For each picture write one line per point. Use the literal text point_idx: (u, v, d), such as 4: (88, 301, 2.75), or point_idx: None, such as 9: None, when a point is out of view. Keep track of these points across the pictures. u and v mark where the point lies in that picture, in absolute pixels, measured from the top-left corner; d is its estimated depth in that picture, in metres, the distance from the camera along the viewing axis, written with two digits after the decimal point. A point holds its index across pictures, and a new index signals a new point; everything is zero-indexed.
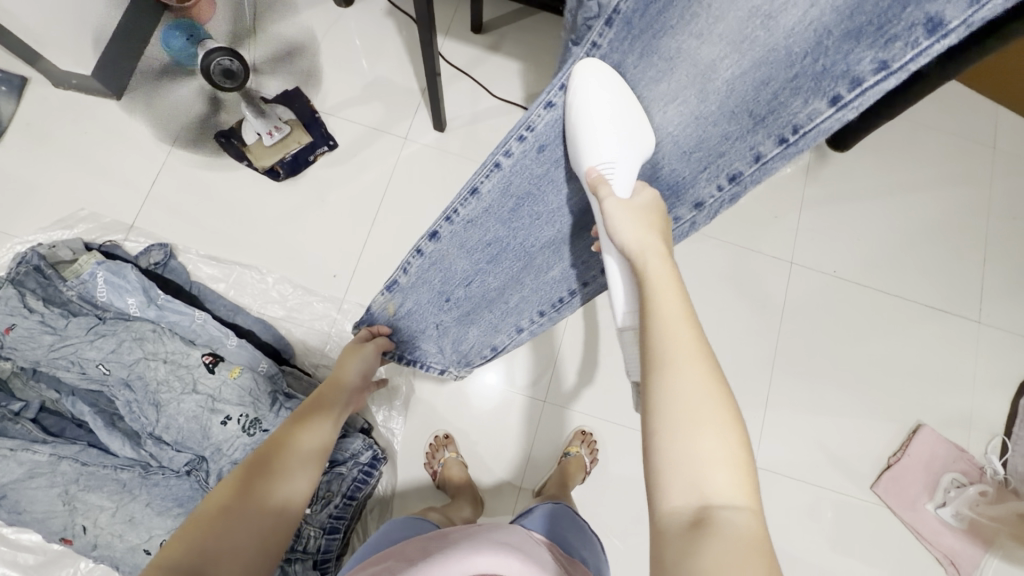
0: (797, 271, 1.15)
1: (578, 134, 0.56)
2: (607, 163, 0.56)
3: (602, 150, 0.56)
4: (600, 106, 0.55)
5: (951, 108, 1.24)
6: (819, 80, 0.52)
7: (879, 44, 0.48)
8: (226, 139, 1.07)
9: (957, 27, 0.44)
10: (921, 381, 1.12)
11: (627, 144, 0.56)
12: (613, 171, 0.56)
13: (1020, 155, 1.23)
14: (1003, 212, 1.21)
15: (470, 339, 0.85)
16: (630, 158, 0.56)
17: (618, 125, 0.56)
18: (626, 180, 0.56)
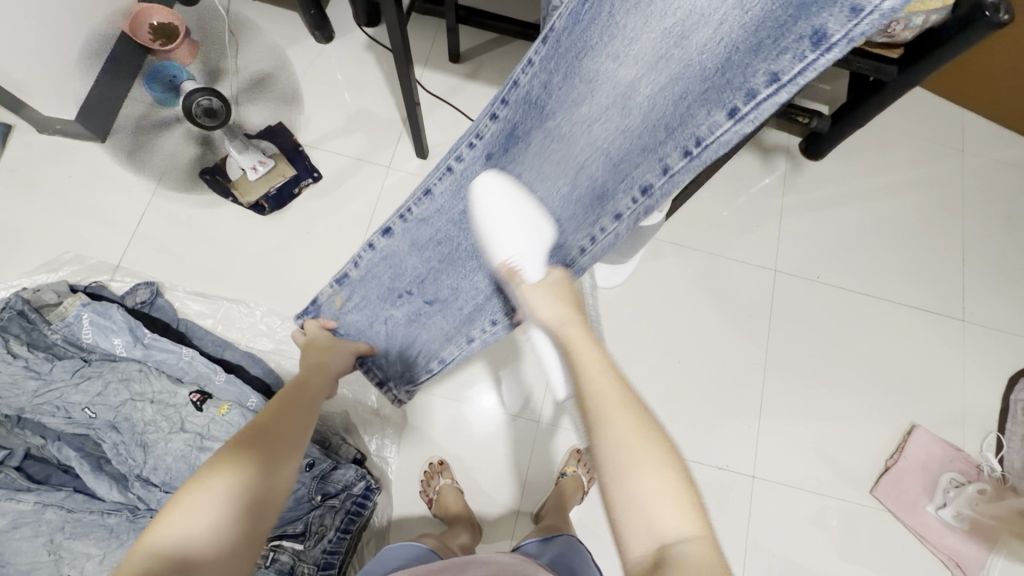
0: (781, 278, 1.16)
1: (490, 233, 0.67)
2: (515, 257, 0.65)
3: (514, 246, 0.65)
4: (504, 211, 0.66)
5: (918, 114, 1.28)
6: (722, 91, 0.54)
7: (772, 56, 0.50)
8: (211, 176, 1.08)
9: (839, 40, 0.47)
10: (912, 382, 1.13)
11: (534, 236, 0.66)
12: (522, 263, 0.65)
13: (987, 155, 1.27)
14: (977, 212, 1.24)
15: (419, 345, 0.84)
16: (532, 243, 0.65)
17: (515, 222, 0.66)
18: (535, 265, 0.64)
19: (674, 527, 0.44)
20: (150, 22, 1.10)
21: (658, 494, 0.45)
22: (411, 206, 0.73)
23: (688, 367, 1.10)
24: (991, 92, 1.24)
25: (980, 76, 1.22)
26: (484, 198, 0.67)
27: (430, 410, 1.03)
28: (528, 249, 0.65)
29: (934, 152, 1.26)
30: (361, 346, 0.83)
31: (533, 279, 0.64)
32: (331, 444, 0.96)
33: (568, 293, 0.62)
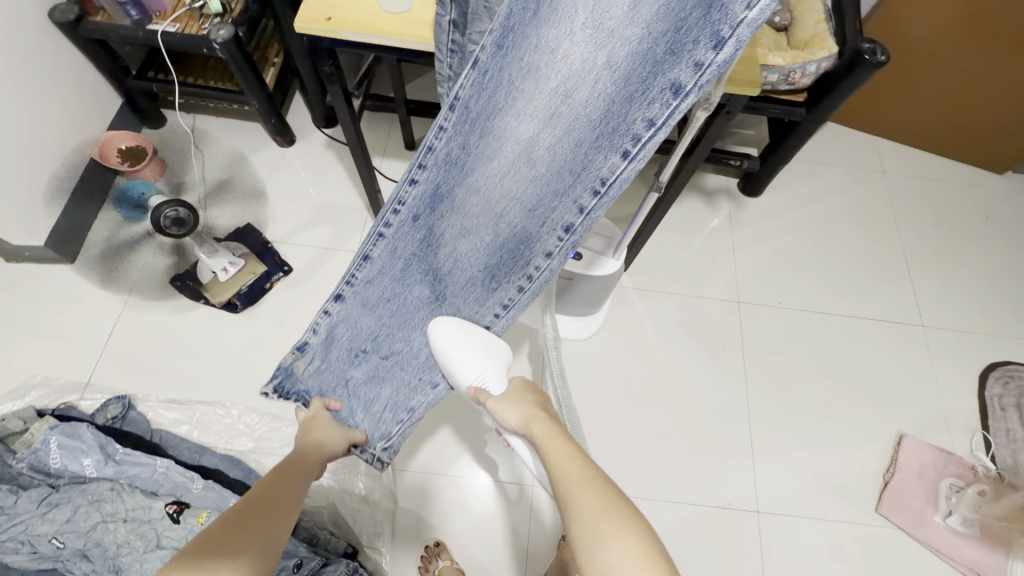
0: (746, 309, 1.21)
1: (453, 362, 0.74)
2: (477, 376, 0.73)
3: (472, 365, 0.73)
4: (461, 348, 0.74)
5: (836, 146, 1.41)
6: (611, 137, 0.58)
7: (644, 106, 0.55)
8: (181, 282, 1.10)
9: (692, 89, 0.51)
10: (891, 391, 1.16)
11: (489, 354, 0.74)
12: (485, 380, 0.73)
13: (907, 174, 1.40)
14: (910, 224, 1.33)
15: (383, 401, 0.80)
16: (494, 361, 0.75)
17: (478, 350, 0.74)
18: (497, 378, 0.74)
19: None
20: (119, 147, 1.16)
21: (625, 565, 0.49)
22: (353, 279, 0.77)
23: (673, 407, 1.11)
24: (894, 120, 1.38)
25: (881, 107, 1.37)
26: (444, 339, 0.74)
27: (421, 489, 1.00)
28: (487, 366, 0.74)
29: (859, 177, 1.38)
30: (356, 435, 0.79)
31: (498, 391, 0.74)
32: (319, 540, 0.92)
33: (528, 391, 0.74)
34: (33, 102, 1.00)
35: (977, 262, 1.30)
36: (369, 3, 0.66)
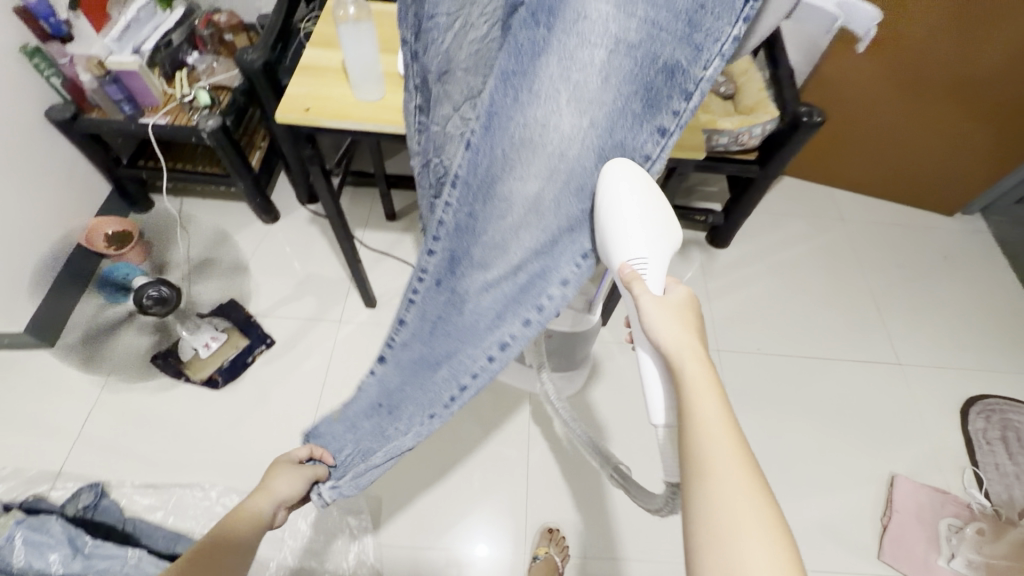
0: (726, 357, 1.23)
1: (607, 228, 0.44)
2: (640, 257, 0.45)
3: (640, 240, 0.45)
4: (628, 204, 0.42)
5: (793, 198, 1.51)
6: (648, 102, 0.40)
7: (662, 102, 0.40)
8: (163, 359, 1.10)
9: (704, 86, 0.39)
10: (877, 431, 1.16)
11: (653, 232, 0.46)
12: (647, 268, 0.46)
13: (863, 221, 1.48)
14: (872, 267, 1.40)
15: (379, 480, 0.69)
16: (658, 245, 0.46)
17: (644, 221, 0.45)
18: (659, 273, 0.47)
19: None
20: (105, 232, 1.18)
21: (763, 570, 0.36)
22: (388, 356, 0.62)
23: None
24: (845, 170, 1.48)
25: (829, 161, 1.48)
26: (609, 191, 0.42)
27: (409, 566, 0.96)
28: (655, 248, 0.46)
29: (818, 225, 1.46)
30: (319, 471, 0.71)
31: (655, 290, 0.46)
32: None
33: (692, 309, 0.47)
34: (25, 194, 1.05)
35: (941, 299, 1.35)
36: (345, 94, 0.72)
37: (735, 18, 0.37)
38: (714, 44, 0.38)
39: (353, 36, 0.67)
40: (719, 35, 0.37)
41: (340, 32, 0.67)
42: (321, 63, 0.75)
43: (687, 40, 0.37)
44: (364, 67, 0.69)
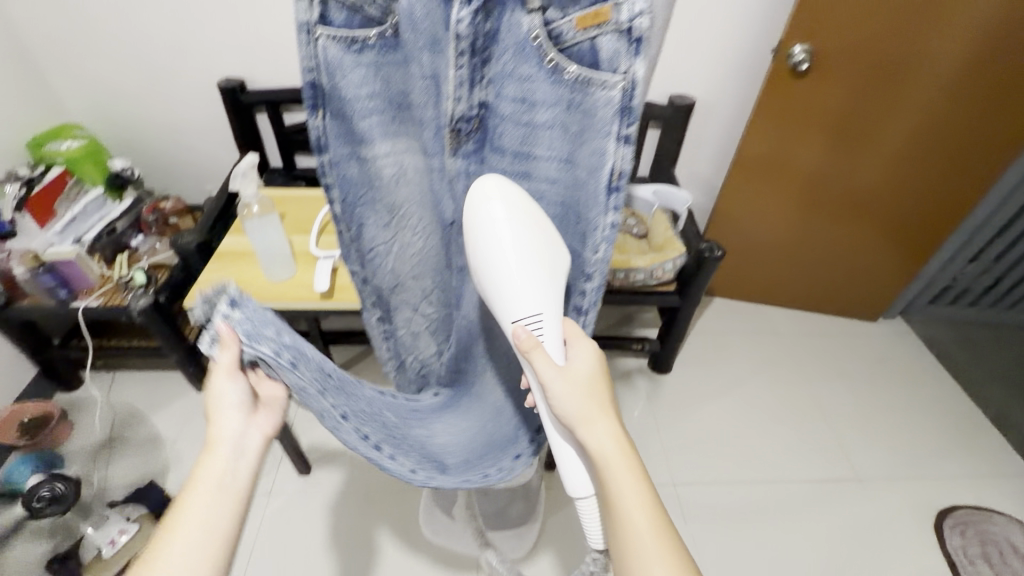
0: (685, 491, 1.17)
1: (492, 278, 0.47)
2: (534, 317, 0.47)
3: (528, 297, 0.46)
4: (501, 245, 0.45)
5: (726, 319, 1.58)
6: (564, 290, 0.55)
7: (567, 289, 0.54)
8: (59, 563, 0.97)
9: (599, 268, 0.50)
10: (856, 561, 1.08)
11: (549, 283, 0.47)
12: (543, 325, 0.47)
13: (796, 334, 1.55)
14: (814, 378, 1.42)
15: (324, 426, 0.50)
16: (549, 293, 0.47)
17: (525, 272, 0.46)
18: (557, 336, 0.48)
19: None
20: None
21: None
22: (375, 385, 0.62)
23: None
24: (770, 290, 1.58)
25: (752, 282, 1.57)
26: (483, 235, 0.46)
27: None
28: (548, 302, 0.47)
29: (754, 342, 1.51)
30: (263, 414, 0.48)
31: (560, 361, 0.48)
32: None
33: (600, 367, 0.49)
34: None
35: (886, 406, 1.37)
36: (254, 274, 0.77)
37: (607, 212, 0.46)
38: (596, 235, 0.48)
39: (257, 226, 0.75)
40: (599, 226, 0.48)
41: (245, 224, 0.74)
42: (235, 247, 0.81)
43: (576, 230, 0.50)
44: (270, 252, 0.75)
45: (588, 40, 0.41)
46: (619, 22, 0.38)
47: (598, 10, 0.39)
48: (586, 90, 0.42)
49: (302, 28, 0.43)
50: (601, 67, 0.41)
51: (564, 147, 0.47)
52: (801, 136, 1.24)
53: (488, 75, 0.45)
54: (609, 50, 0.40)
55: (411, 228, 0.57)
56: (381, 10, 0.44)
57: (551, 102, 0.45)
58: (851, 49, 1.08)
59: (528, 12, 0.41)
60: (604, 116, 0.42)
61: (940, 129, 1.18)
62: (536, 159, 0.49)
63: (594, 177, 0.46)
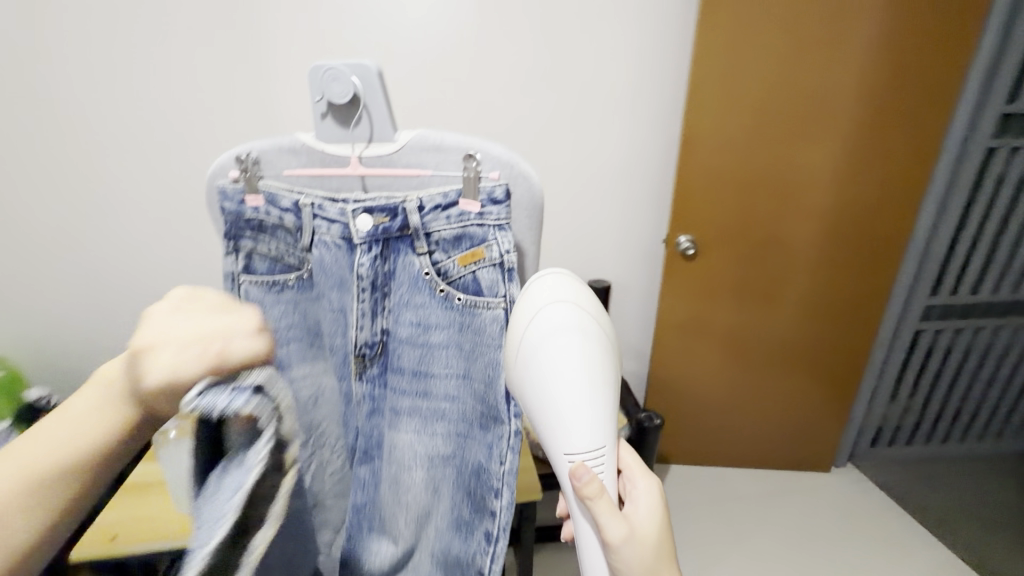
0: None
1: (542, 401, 0.43)
2: (594, 450, 0.44)
3: (589, 434, 0.44)
4: (564, 371, 0.42)
5: (685, 486, 1.55)
6: (475, 498, 0.52)
7: (479, 500, 0.52)
8: None
9: (503, 482, 0.51)
10: None
11: (603, 414, 0.45)
12: (601, 462, 0.45)
13: (756, 497, 1.53)
14: (787, 549, 1.37)
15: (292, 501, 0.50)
16: (605, 423, 0.45)
17: (587, 396, 0.43)
18: (612, 476, 0.46)
19: None
20: None
21: None
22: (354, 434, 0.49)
23: None
24: (719, 452, 1.60)
25: (700, 443, 1.59)
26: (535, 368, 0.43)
27: None
28: (603, 433, 0.45)
29: (719, 509, 1.48)
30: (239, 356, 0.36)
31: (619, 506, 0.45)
32: None
33: (660, 505, 0.48)
34: None
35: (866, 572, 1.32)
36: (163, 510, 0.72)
37: (509, 419, 0.49)
38: (500, 441, 0.51)
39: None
40: (501, 433, 0.50)
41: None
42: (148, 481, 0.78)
43: (483, 442, 0.51)
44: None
45: (470, 273, 0.47)
46: (492, 257, 0.46)
47: (473, 250, 0.46)
48: (473, 311, 0.47)
49: (228, 278, 0.50)
50: (485, 293, 0.47)
51: (461, 365, 0.49)
52: (701, 309, 1.40)
53: (389, 306, 0.48)
54: (489, 279, 0.47)
55: (330, 446, 0.57)
56: (298, 259, 0.50)
57: (444, 325, 0.48)
58: (721, 240, 1.31)
59: (418, 255, 0.46)
60: (492, 331, 0.48)
61: (813, 291, 1.38)
62: (435, 377, 0.50)
63: (490, 388, 0.49)
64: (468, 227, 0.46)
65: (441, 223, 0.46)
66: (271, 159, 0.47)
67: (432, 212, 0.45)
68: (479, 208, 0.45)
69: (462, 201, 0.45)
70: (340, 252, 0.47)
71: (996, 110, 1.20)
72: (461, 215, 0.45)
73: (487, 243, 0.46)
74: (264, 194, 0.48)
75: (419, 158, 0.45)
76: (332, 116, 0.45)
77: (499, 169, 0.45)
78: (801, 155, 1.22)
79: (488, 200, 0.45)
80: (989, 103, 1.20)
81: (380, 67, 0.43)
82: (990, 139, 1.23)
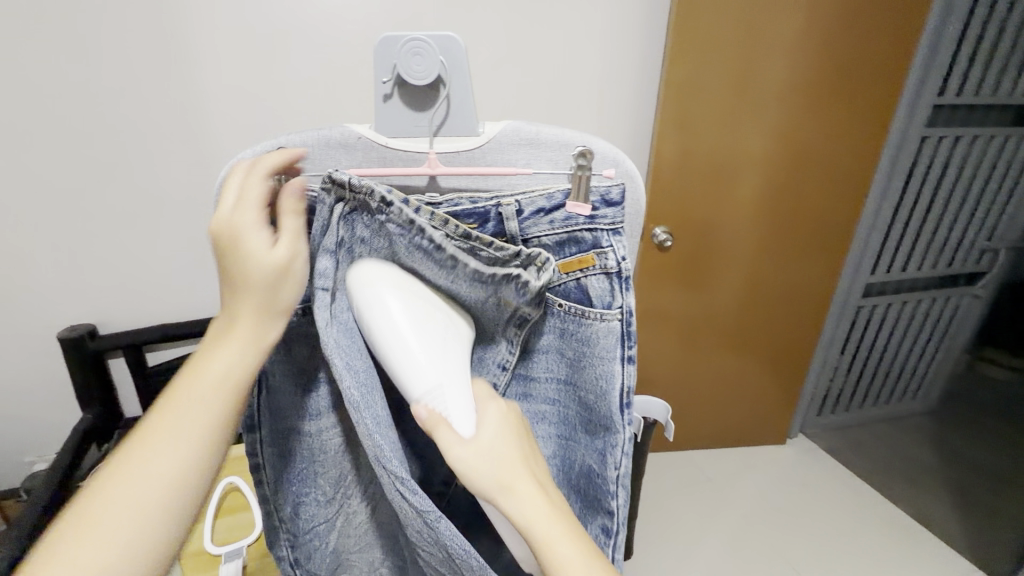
0: None
1: (383, 349, 0.39)
2: (434, 389, 0.38)
3: (426, 364, 0.38)
4: (396, 323, 0.39)
5: (661, 476, 1.58)
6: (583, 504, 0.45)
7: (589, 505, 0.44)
8: None
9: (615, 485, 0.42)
10: None
11: (452, 359, 0.40)
12: (448, 402, 0.38)
13: (728, 477, 1.59)
14: (761, 525, 1.44)
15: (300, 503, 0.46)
16: (454, 365, 0.40)
17: (425, 334, 0.39)
18: (464, 411, 0.38)
19: None
20: None
21: None
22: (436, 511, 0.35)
23: None
24: (688, 438, 1.64)
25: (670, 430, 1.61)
26: (375, 314, 0.39)
27: None
28: (449, 372, 0.39)
29: (692, 497, 1.51)
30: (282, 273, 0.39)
31: (467, 436, 0.37)
32: None
33: (514, 428, 0.39)
34: None
35: (830, 536, 1.41)
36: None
37: (622, 429, 0.42)
38: (615, 446, 0.42)
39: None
40: (615, 443, 0.42)
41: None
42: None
43: (591, 447, 0.44)
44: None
45: (574, 281, 0.42)
46: (604, 265, 0.41)
47: (582, 257, 0.42)
48: (581, 320, 0.42)
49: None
50: (594, 304, 0.42)
51: (564, 371, 0.45)
52: (667, 301, 1.41)
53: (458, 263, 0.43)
54: (599, 288, 0.42)
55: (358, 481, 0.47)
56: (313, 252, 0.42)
57: (544, 331, 0.45)
58: (689, 230, 1.32)
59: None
60: (607, 343, 0.42)
61: (773, 276, 1.43)
62: (535, 380, 0.46)
63: (602, 398, 0.42)
64: (576, 232, 0.41)
65: (543, 228, 0.41)
66: (318, 156, 0.41)
67: (532, 216, 0.41)
68: (591, 211, 0.41)
69: (569, 205, 0.41)
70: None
71: (929, 101, 1.31)
72: (566, 219, 0.41)
73: (599, 251, 0.41)
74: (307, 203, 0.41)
75: (509, 154, 0.41)
76: (399, 97, 0.40)
77: (612, 167, 0.42)
78: (763, 140, 1.24)
79: (601, 202, 0.41)
80: (924, 94, 1.30)
81: (463, 44, 0.39)
82: (924, 128, 1.34)
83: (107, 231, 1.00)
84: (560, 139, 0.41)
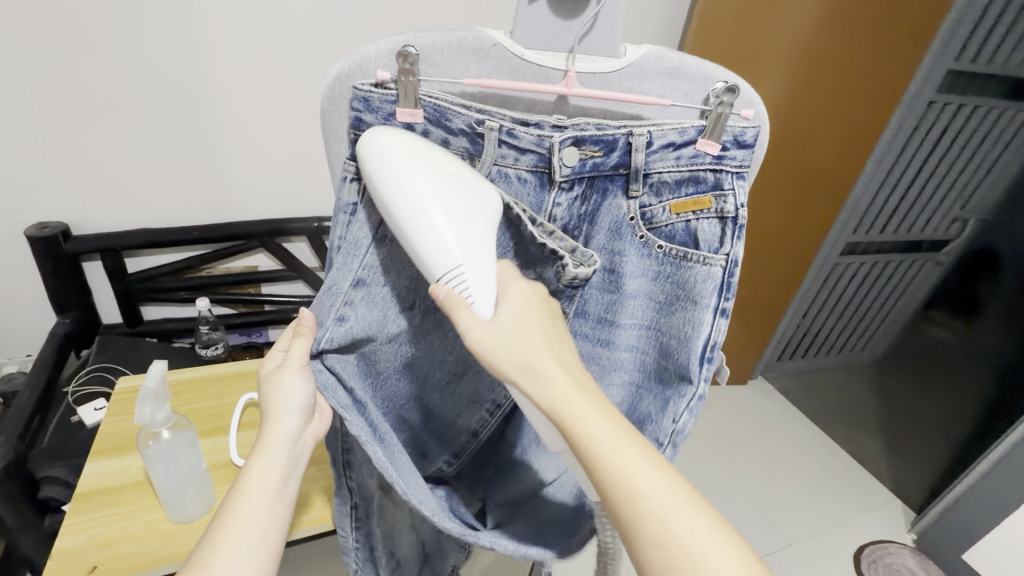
0: None
1: (401, 224, 0.36)
2: (453, 270, 0.36)
3: (454, 244, 0.36)
4: (417, 192, 0.36)
5: None
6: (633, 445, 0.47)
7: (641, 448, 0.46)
8: None
9: (675, 437, 0.44)
10: None
11: (477, 229, 0.38)
12: (470, 283, 0.36)
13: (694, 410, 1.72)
14: (721, 453, 1.58)
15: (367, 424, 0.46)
16: (477, 240, 0.37)
17: (460, 209, 0.37)
18: (487, 294, 0.37)
19: (695, 530, 0.35)
20: None
21: (666, 514, 0.35)
22: (479, 537, 0.41)
23: None
24: None
25: None
26: (390, 182, 0.37)
27: None
28: (472, 250, 0.37)
29: None
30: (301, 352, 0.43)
31: (486, 318, 0.37)
32: None
33: (536, 305, 0.40)
34: None
35: (780, 466, 1.58)
36: (151, 522, 0.62)
37: (698, 381, 0.43)
38: (684, 399, 0.44)
39: (162, 454, 0.61)
40: (685, 395, 0.44)
41: (146, 457, 0.60)
42: (109, 481, 0.65)
43: (659, 396, 0.46)
44: (178, 483, 0.62)
45: (682, 223, 0.43)
46: (721, 209, 0.43)
47: (697, 198, 0.43)
48: (682, 264, 0.43)
49: (343, 210, 0.43)
50: (699, 248, 0.43)
51: (649, 315, 0.46)
52: None
53: (586, 211, 0.44)
54: (709, 232, 0.43)
55: (396, 403, 0.48)
56: (425, 132, 0.42)
57: (638, 274, 0.45)
58: None
59: (628, 198, 0.43)
60: (703, 288, 0.42)
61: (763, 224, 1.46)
62: (618, 327, 0.46)
63: (683, 345, 0.43)
64: (699, 171, 0.42)
65: (667, 163, 0.42)
66: (447, 63, 0.41)
67: (660, 150, 0.42)
68: (720, 150, 0.42)
69: (700, 141, 0.42)
70: (526, 186, 0.43)
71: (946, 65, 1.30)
72: (692, 157, 0.42)
73: (718, 193, 0.43)
74: (424, 109, 0.41)
75: (648, 82, 0.42)
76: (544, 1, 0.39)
77: (751, 108, 0.43)
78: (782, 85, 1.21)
79: (733, 142, 0.42)
80: (943, 56, 1.28)
81: None
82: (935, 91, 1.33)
83: (82, 120, 0.89)
84: (702, 72, 0.42)
